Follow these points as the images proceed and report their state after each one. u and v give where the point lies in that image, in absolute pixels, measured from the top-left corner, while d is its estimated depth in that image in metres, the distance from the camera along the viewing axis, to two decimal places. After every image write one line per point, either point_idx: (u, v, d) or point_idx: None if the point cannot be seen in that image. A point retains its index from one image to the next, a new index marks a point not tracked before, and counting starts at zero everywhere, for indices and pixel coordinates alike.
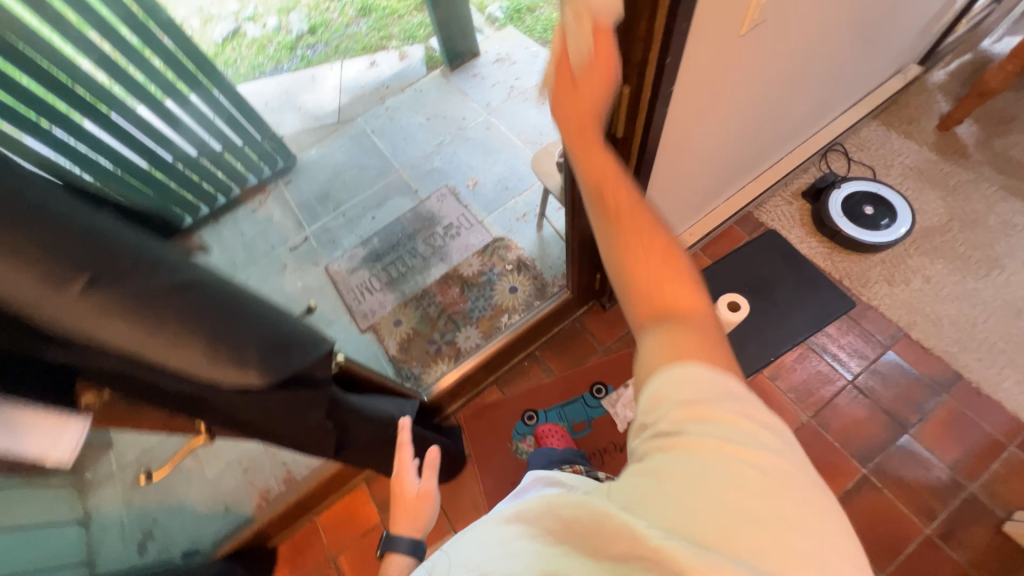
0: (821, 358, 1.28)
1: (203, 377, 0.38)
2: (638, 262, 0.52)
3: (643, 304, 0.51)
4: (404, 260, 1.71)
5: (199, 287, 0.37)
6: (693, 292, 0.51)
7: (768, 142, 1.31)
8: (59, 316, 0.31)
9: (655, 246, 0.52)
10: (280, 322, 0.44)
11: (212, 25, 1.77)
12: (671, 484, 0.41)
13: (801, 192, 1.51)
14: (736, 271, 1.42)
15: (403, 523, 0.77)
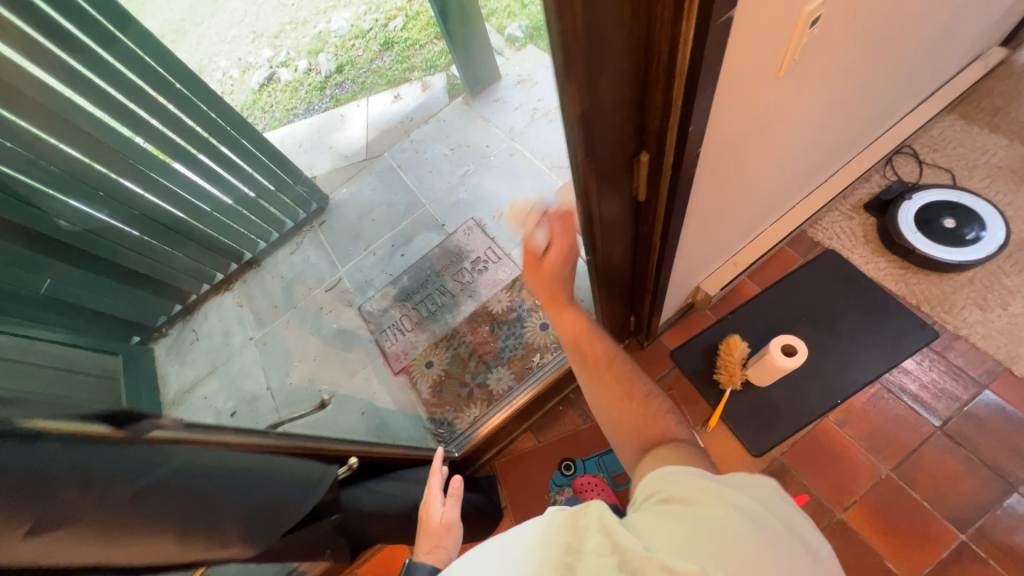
0: (898, 400, 1.12)
1: (180, 557, 0.44)
2: (612, 398, 0.65)
3: (633, 440, 0.61)
4: (433, 298, 1.70)
5: (166, 482, 0.43)
6: (672, 421, 0.61)
7: (822, 157, 1.16)
8: (34, 556, 0.35)
9: (619, 379, 0.67)
10: (256, 488, 0.50)
11: (249, 74, 1.82)
12: (662, 535, 0.41)
13: (863, 204, 1.34)
14: (790, 299, 1.28)
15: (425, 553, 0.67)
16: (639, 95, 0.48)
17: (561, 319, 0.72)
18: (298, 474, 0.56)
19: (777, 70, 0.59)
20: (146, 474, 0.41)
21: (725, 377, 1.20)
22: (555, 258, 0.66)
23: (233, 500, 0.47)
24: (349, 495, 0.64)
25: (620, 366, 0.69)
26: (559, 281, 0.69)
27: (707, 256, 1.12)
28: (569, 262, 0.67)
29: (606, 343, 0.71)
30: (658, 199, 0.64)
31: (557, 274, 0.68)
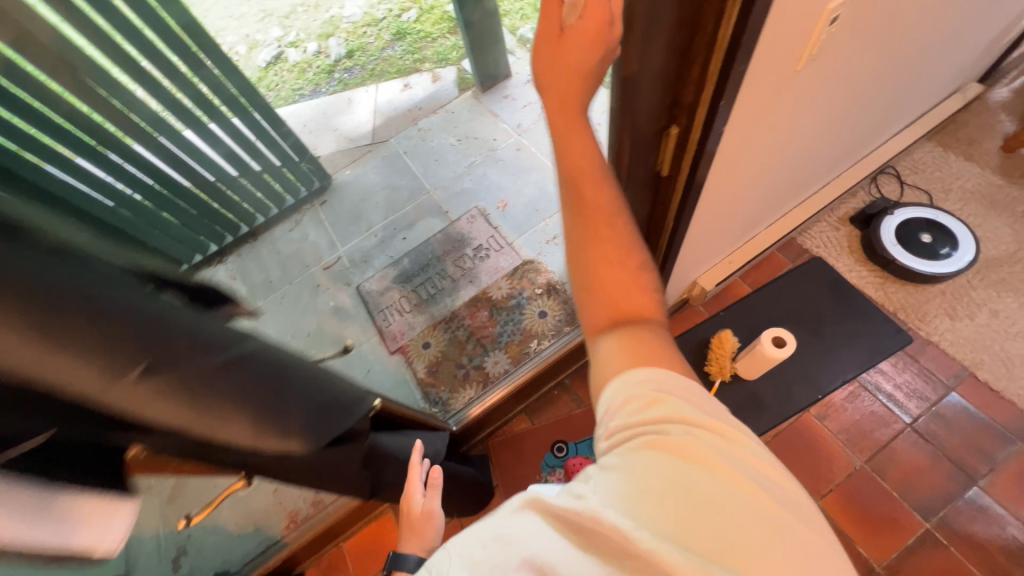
0: (874, 398, 1.20)
1: (251, 446, 0.40)
2: (599, 266, 0.49)
3: (605, 310, 0.49)
4: (434, 281, 1.71)
5: (249, 358, 0.39)
6: (652, 297, 0.50)
7: (819, 166, 1.22)
8: (119, 401, 0.31)
9: (617, 248, 0.49)
10: (325, 386, 0.46)
11: (257, 51, 1.76)
12: (652, 500, 0.37)
13: (849, 217, 1.43)
14: (779, 300, 1.35)
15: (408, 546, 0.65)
16: (679, 70, 0.53)
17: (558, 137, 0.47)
18: (349, 397, 0.50)
19: (796, 62, 0.67)
20: (214, 352, 0.35)
21: (716, 369, 1.25)
22: (581, 41, 0.42)
23: (284, 409, 0.41)
24: (373, 434, 0.67)
25: (625, 228, 0.49)
26: (581, 82, 0.44)
27: (706, 249, 1.18)
28: (599, 59, 0.43)
29: (613, 200, 0.49)
30: (679, 176, 0.69)
31: (579, 69, 0.43)
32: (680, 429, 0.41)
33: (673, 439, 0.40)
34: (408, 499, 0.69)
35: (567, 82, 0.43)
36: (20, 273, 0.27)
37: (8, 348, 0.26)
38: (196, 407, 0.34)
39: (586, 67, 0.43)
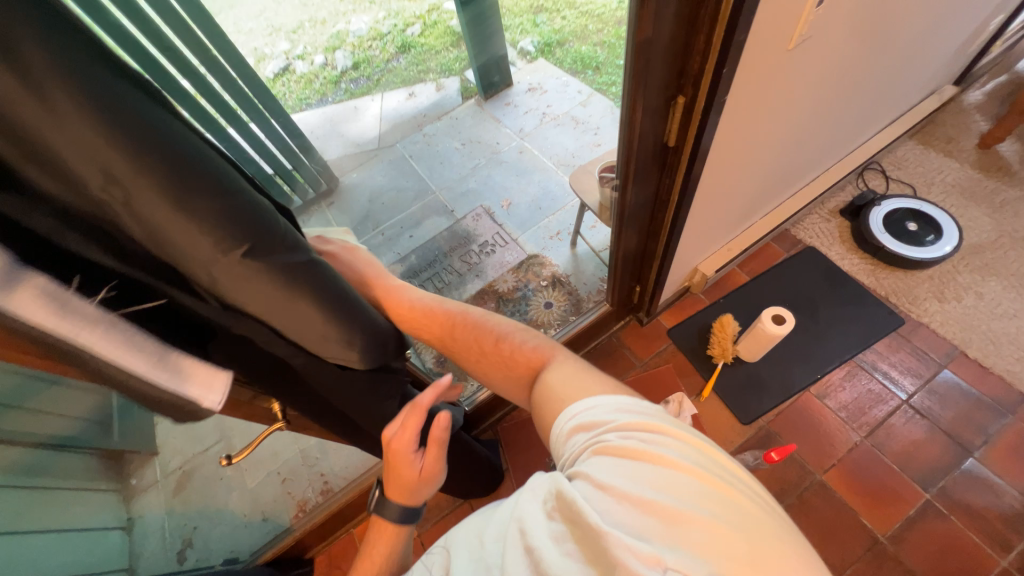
0: (871, 377, 1.24)
1: (317, 350, 0.45)
2: (484, 364, 0.67)
3: (516, 383, 0.65)
4: (441, 276, 1.75)
5: (323, 266, 0.43)
6: (533, 345, 0.66)
7: (813, 157, 1.28)
8: (219, 273, 0.36)
9: (482, 344, 0.67)
10: (378, 318, 0.51)
11: (265, 64, 1.64)
12: (617, 506, 0.43)
13: (839, 209, 1.51)
14: (776, 287, 1.41)
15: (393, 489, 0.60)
16: (686, 39, 0.59)
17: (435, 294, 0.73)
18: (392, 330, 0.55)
19: (788, 42, 0.71)
20: (298, 251, 0.40)
21: (718, 352, 1.29)
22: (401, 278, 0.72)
23: (346, 319, 0.45)
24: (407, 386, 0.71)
25: (484, 335, 0.68)
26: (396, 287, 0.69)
27: (706, 235, 1.23)
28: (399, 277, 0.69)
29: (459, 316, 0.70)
30: (685, 146, 0.75)
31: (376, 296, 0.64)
32: (617, 436, 0.48)
33: (634, 454, 0.47)
34: (401, 463, 0.59)
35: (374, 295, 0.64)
36: (176, 151, 0.31)
37: (152, 208, 0.31)
38: (278, 297, 0.39)
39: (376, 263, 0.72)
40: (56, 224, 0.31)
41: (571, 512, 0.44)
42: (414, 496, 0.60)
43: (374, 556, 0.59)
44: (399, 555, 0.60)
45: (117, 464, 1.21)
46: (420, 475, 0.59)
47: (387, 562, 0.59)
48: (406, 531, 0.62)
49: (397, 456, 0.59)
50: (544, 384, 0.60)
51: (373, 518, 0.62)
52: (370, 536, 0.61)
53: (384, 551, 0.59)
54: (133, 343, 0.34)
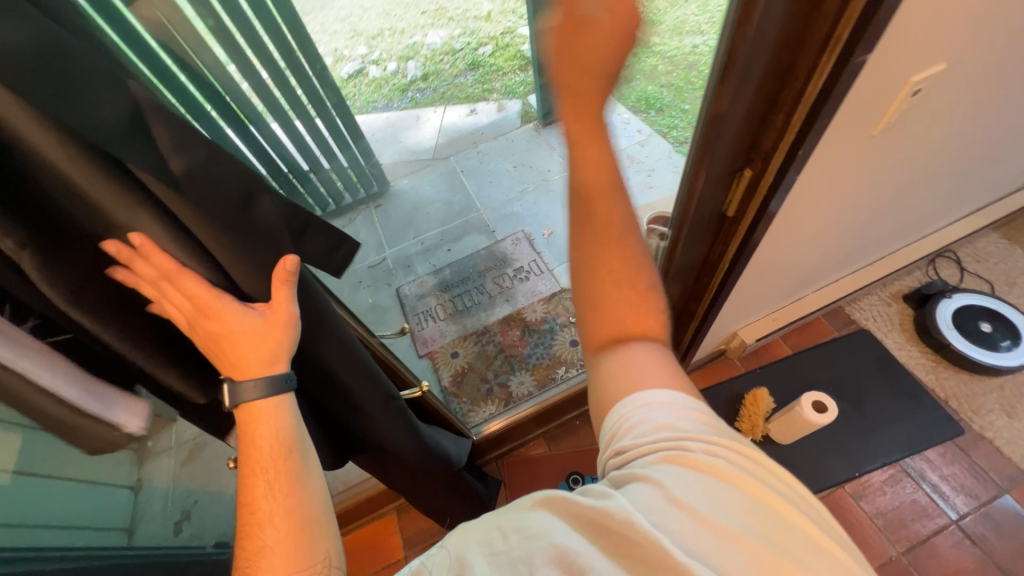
0: (917, 486, 1.12)
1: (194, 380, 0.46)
2: (603, 285, 0.48)
3: (608, 332, 0.48)
4: (472, 295, 1.75)
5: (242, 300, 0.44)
6: (659, 315, 0.50)
7: (879, 237, 1.19)
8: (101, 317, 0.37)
9: (621, 267, 0.48)
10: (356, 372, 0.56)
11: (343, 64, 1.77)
12: (681, 524, 0.36)
13: (902, 295, 1.40)
14: (819, 367, 1.31)
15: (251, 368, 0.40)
16: (764, 114, 0.56)
17: (573, 140, 0.45)
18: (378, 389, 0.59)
19: (873, 127, 0.66)
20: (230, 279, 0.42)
21: (747, 426, 1.22)
22: (606, 35, 0.40)
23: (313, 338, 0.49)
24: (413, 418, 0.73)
25: (629, 243, 0.48)
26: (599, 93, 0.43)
27: (750, 303, 1.16)
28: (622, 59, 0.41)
29: (626, 212, 0.48)
30: (744, 219, 0.71)
31: (597, 69, 0.42)
32: (698, 447, 0.40)
33: (701, 460, 0.40)
34: (233, 331, 0.39)
35: (584, 84, 0.42)
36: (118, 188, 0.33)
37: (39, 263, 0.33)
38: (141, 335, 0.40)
39: (606, 73, 0.42)
40: (160, 227, 0.35)
41: (629, 527, 0.36)
42: (282, 359, 0.42)
43: (256, 452, 0.42)
44: (289, 424, 0.44)
45: None
46: (267, 332, 0.40)
47: (270, 440, 0.43)
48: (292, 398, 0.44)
49: (212, 324, 0.38)
50: (636, 362, 0.47)
51: (236, 415, 0.43)
52: (241, 434, 0.43)
53: (274, 432, 0.43)
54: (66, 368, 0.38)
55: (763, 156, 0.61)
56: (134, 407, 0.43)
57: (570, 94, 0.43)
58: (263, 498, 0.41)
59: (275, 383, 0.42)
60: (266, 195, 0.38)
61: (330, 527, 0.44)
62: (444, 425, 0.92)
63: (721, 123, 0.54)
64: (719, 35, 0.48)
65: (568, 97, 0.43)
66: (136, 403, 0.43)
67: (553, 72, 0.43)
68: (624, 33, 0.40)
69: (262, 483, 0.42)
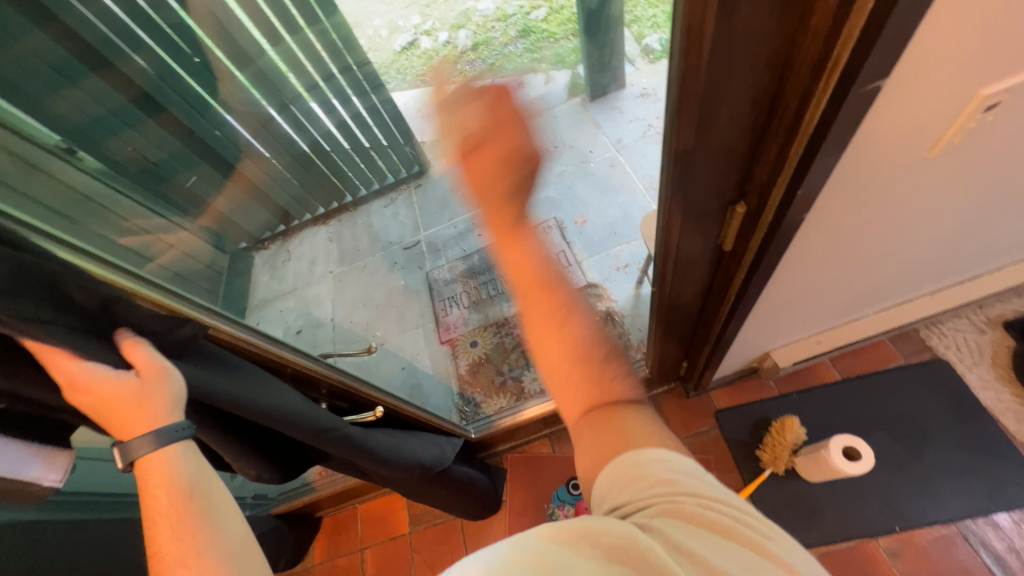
0: (975, 554, 0.96)
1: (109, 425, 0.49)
2: (549, 343, 0.49)
3: (578, 406, 0.47)
4: (496, 283, 1.73)
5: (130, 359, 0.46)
6: (618, 372, 0.49)
7: (974, 254, 0.95)
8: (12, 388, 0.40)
9: (563, 324, 0.49)
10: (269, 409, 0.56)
11: (394, 35, 1.69)
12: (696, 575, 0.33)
13: (1001, 321, 1.14)
14: (871, 399, 1.13)
15: (134, 424, 0.43)
16: (752, 145, 0.45)
17: (505, 244, 0.53)
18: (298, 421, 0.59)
19: (926, 151, 0.52)
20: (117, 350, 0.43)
21: (769, 458, 1.10)
22: (497, 133, 0.52)
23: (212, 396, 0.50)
24: (370, 433, 0.74)
25: (563, 283, 0.51)
26: (501, 190, 0.52)
27: (782, 326, 1.02)
28: (506, 159, 0.51)
29: (557, 271, 0.52)
30: (745, 253, 0.61)
31: (494, 179, 0.52)
32: (694, 502, 0.38)
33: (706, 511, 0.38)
34: (108, 401, 0.42)
35: (490, 192, 0.52)
36: None
37: None
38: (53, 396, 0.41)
39: (511, 179, 0.52)
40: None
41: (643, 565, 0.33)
42: (168, 408, 0.44)
43: (153, 504, 0.43)
44: (185, 473, 0.45)
45: None
46: (141, 389, 0.43)
47: (171, 492, 0.44)
48: (190, 445, 0.46)
49: (83, 397, 0.41)
50: (606, 420, 0.45)
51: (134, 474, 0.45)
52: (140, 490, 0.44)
53: (168, 483, 0.44)
54: None
55: (760, 190, 0.50)
56: (57, 459, 0.44)
57: (488, 191, 0.53)
58: (169, 543, 0.42)
59: (164, 434, 0.44)
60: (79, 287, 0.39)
61: (256, 558, 0.46)
62: (427, 428, 0.94)
63: (686, 164, 0.45)
64: (668, 66, 0.39)
65: (488, 193, 0.53)
66: (62, 453, 0.45)
67: (474, 184, 0.54)
68: (505, 125, 0.52)
69: (165, 531, 0.42)
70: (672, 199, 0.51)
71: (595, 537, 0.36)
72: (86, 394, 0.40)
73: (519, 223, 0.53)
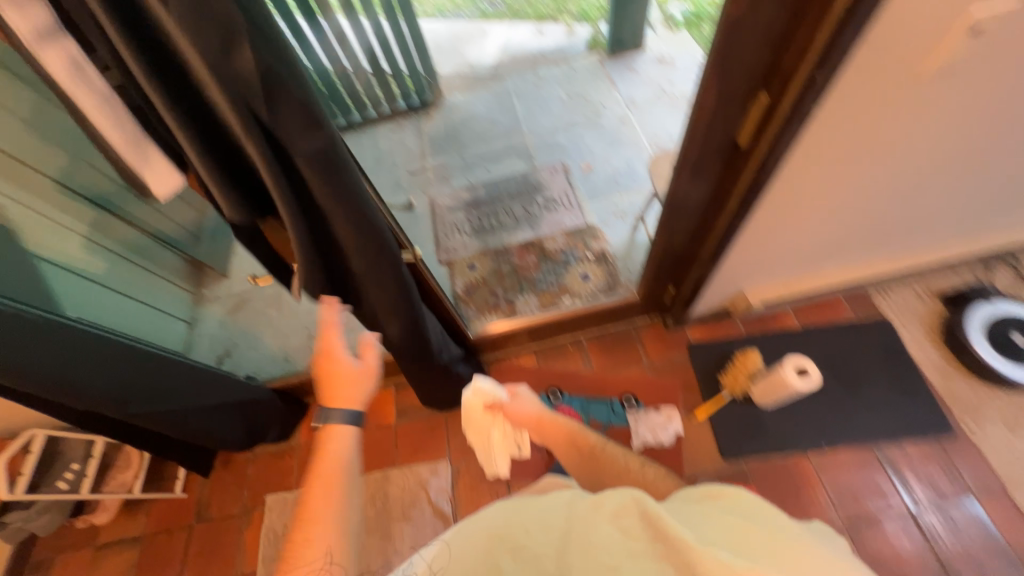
0: (884, 472, 1.14)
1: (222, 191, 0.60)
2: (606, 472, 0.83)
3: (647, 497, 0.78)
4: (498, 215, 1.80)
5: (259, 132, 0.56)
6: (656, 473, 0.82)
7: (931, 220, 1.09)
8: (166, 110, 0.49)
9: (608, 457, 0.85)
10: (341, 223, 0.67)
11: None
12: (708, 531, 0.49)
13: (939, 292, 1.32)
14: (822, 344, 1.30)
15: (340, 395, 0.67)
16: (785, 30, 0.55)
17: (558, 444, 0.93)
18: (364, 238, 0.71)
19: (920, 68, 0.61)
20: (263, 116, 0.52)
21: (728, 382, 1.26)
22: (532, 415, 0.99)
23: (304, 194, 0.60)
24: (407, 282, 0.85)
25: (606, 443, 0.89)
26: (539, 412, 0.99)
27: (764, 264, 1.13)
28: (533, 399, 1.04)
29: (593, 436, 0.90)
30: (756, 152, 0.71)
31: (528, 410, 1.01)
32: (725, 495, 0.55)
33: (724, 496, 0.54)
34: (342, 370, 0.71)
35: (532, 417, 0.99)
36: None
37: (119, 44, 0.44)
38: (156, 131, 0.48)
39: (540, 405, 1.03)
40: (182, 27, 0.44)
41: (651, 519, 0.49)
42: (359, 402, 0.68)
43: (323, 463, 0.61)
44: (348, 450, 0.64)
45: (197, 273, 1.68)
46: (361, 378, 0.71)
47: (334, 461, 0.62)
48: (354, 434, 0.66)
49: (334, 364, 0.71)
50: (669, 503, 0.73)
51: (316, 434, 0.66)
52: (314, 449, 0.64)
53: (336, 453, 0.63)
54: (121, 122, 0.48)
55: (784, 80, 0.59)
56: (168, 179, 0.54)
57: (527, 414, 1.01)
58: (319, 495, 0.59)
59: (349, 417, 0.66)
60: (247, 46, 0.47)
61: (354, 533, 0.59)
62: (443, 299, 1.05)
63: (731, 31, 0.55)
64: None
65: (532, 408, 1.01)
66: (173, 179, 0.55)
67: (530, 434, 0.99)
68: (526, 414, 1.01)
69: (322, 486, 0.59)
70: (712, 74, 0.61)
71: (619, 513, 0.52)
72: (336, 356, 0.72)
73: (556, 420, 0.96)
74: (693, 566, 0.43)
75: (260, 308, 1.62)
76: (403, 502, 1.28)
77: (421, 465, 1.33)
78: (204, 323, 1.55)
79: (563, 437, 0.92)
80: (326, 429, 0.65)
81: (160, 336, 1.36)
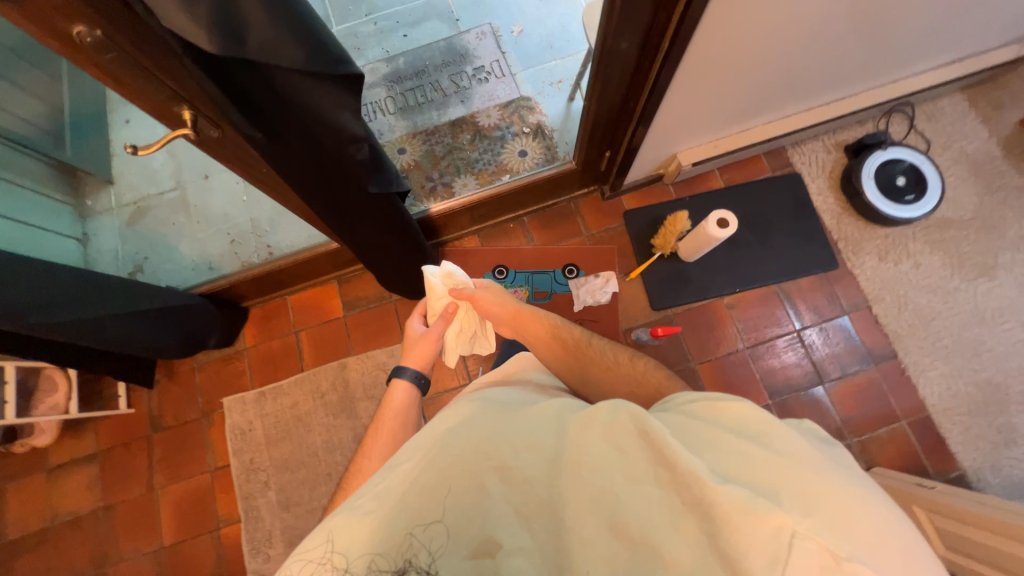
0: (782, 304, 1.34)
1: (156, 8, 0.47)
2: (589, 371, 0.82)
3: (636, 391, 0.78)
4: (425, 91, 1.62)
5: None
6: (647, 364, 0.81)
7: (845, 68, 1.13)
8: None
9: (593, 356, 0.84)
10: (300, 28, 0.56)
11: None
12: (708, 452, 0.47)
13: (844, 144, 1.43)
14: (742, 200, 1.40)
15: (411, 359, 0.92)
16: None
17: (533, 341, 0.89)
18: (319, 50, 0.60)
19: None
20: None
21: (659, 242, 1.34)
22: (503, 316, 0.93)
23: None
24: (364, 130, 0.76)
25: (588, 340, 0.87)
26: (512, 308, 0.93)
27: (695, 122, 1.14)
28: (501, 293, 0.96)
29: (575, 334, 0.87)
30: None
31: (495, 305, 0.93)
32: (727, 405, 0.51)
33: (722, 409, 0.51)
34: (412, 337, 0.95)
35: (505, 313, 0.93)
36: None
37: None
38: None
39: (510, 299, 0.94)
40: None
41: (647, 437, 0.48)
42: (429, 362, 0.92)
43: (386, 410, 0.85)
44: (404, 401, 0.86)
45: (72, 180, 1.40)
46: (425, 344, 0.93)
47: (400, 411, 0.84)
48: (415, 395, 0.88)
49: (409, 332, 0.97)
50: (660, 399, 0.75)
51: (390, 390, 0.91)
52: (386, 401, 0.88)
53: (396, 404, 0.85)
54: None
55: None
56: None
57: (498, 312, 0.93)
58: (386, 431, 0.81)
59: (416, 378, 0.89)
60: None
61: None
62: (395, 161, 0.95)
63: None
64: None
65: (499, 302, 0.93)
66: None
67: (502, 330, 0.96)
68: (495, 312, 0.93)
69: (387, 427, 0.81)
70: None
71: (623, 431, 0.50)
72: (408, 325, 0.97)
73: (537, 316, 0.91)
74: (704, 502, 0.43)
75: (166, 215, 1.44)
76: (363, 385, 1.34)
77: (377, 350, 1.36)
78: (101, 239, 1.37)
79: (539, 335, 0.89)
80: (394, 386, 0.89)
81: (47, 254, 1.18)
